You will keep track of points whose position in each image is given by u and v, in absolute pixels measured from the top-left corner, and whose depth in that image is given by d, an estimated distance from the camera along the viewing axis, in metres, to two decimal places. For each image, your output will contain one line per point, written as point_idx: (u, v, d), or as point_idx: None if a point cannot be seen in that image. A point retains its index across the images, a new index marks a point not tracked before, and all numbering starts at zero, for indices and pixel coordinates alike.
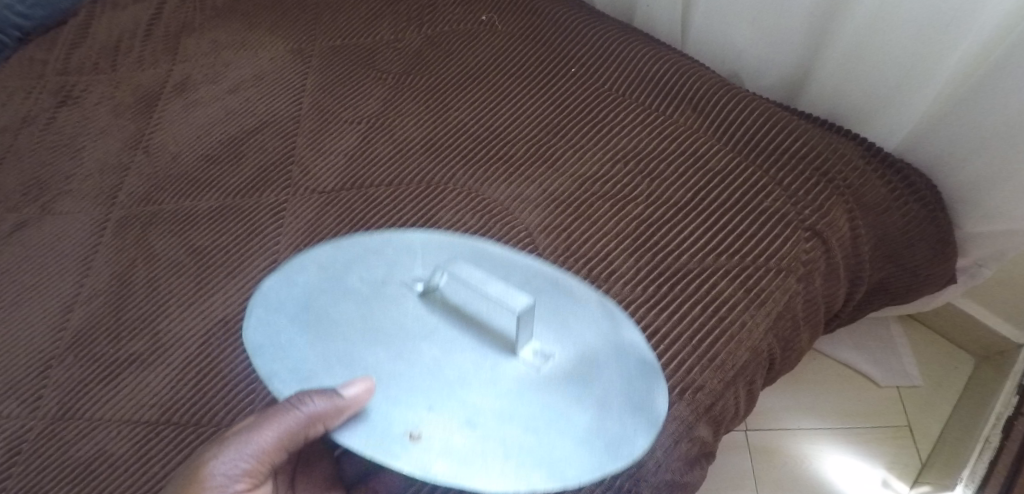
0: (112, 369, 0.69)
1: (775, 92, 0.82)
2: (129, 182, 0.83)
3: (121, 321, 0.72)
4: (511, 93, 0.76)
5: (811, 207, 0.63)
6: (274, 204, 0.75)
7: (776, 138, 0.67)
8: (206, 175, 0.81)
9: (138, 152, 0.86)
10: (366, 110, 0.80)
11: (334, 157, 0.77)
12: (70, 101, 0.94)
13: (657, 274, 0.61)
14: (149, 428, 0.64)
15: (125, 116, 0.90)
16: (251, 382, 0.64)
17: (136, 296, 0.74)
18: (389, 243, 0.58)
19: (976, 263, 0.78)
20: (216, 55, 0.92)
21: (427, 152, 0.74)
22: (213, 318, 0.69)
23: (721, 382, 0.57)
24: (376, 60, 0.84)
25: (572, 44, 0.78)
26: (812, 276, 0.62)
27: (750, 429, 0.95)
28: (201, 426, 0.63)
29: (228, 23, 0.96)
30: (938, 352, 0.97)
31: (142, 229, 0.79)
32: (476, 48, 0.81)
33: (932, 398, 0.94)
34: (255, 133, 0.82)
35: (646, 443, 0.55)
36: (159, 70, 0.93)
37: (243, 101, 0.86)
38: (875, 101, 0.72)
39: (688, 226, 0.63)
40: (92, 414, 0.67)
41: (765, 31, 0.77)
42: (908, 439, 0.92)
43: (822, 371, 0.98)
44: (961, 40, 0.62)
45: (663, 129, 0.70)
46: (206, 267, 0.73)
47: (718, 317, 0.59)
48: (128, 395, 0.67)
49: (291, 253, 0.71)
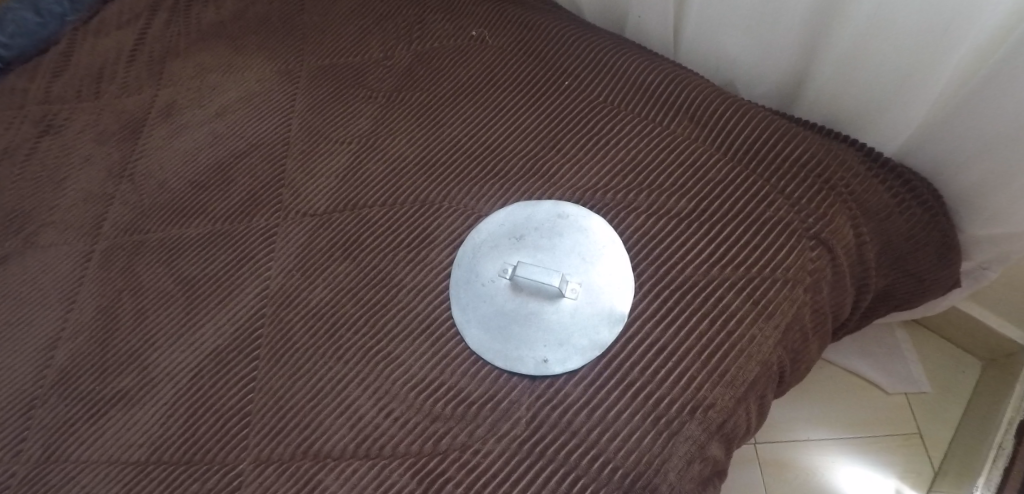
0: (107, 406, 0.68)
1: (769, 100, 0.80)
2: (114, 211, 0.81)
3: (111, 356, 0.70)
4: (506, 108, 0.75)
5: (815, 216, 0.61)
6: (264, 230, 0.73)
7: (775, 148, 0.65)
8: (194, 201, 0.78)
9: (123, 180, 0.83)
10: (357, 129, 0.78)
11: (324, 179, 0.75)
12: (52, 130, 0.92)
13: (661, 287, 0.60)
14: (139, 468, 0.63)
15: (109, 143, 0.88)
16: (246, 416, 0.63)
17: (125, 329, 0.71)
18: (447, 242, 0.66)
19: (980, 266, 0.76)
20: (202, 78, 0.90)
21: (421, 171, 0.72)
22: (206, 349, 0.68)
23: (732, 399, 0.56)
24: (365, 79, 0.82)
25: (565, 57, 0.76)
26: (820, 286, 0.60)
27: (759, 442, 0.93)
28: (194, 464, 0.62)
29: (213, 44, 0.93)
30: (945, 356, 0.95)
31: (128, 260, 0.76)
32: (467, 64, 0.79)
33: (940, 404, 0.92)
34: (244, 156, 0.80)
35: (659, 465, 0.53)
36: (144, 96, 0.91)
37: (231, 124, 0.84)
38: (870, 107, 0.70)
39: (690, 238, 0.61)
40: (89, 453, 0.65)
41: (758, 41, 0.74)
42: (919, 447, 0.90)
43: (830, 380, 0.96)
44: (957, 46, 0.59)
45: (661, 140, 0.67)
46: (195, 296, 0.71)
47: (725, 332, 0.57)
48: (124, 432, 0.65)
49: (284, 279, 0.69)
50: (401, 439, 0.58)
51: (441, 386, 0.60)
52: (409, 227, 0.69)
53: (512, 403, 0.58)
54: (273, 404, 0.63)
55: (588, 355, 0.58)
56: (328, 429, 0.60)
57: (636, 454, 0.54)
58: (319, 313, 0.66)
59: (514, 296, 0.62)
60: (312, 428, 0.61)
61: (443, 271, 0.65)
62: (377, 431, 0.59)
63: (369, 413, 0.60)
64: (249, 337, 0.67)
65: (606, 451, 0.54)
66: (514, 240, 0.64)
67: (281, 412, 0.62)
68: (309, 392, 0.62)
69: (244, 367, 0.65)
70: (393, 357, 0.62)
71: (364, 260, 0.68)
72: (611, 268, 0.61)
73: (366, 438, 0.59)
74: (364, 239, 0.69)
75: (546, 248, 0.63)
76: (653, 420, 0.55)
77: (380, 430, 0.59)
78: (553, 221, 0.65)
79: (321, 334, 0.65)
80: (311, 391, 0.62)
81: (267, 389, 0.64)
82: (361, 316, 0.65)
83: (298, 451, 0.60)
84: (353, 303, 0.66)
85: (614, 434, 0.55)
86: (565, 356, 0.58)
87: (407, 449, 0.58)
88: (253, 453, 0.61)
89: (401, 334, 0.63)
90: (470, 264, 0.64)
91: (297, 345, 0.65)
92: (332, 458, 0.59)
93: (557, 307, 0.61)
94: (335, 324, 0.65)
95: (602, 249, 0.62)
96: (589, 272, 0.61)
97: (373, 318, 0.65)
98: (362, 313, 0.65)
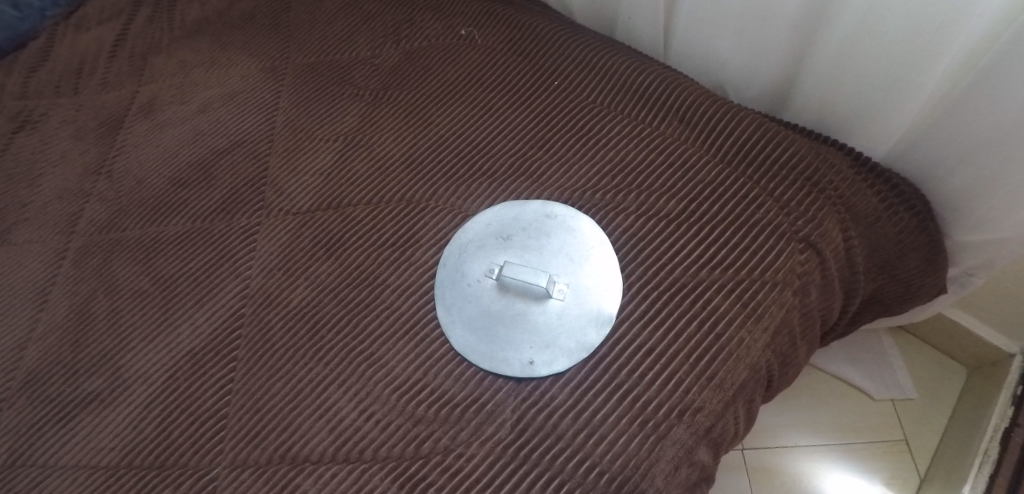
0: (78, 408, 0.65)
1: (758, 103, 0.80)
2: (91, 208, 0.79)
3: (85, 356, 0.68)
4: (494, 108, 0.74)
5: (804, 218, 0.60)
6: (245, 228, 0.71)
7: (765, 150, 0.64)
8: (173, 198, 0.77)
9: (101, 177, 0.81)
10: (343, 127, 0.77)
11: (308, 177, 0.73)
12: (29, 125, 0.90)
13: (650, 288, 0.59)
14: (108, 473, 0.61)
15: (87, 140, 0.86)
16: (222, 418, 0.61)
17: (99, 329, 0.69)
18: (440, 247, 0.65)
19: (965, 272, 0.75)
20: (185, 75, 0.88)
21: (407, 170, 0.71)
22: (182, 350, 0.66)
23: (721, 402, 0.55)
24: (352, 77, 0.81)
25: (555, 58, 0.75)
26: (809, 289, 0.60)
27: (747, 448, 0.93)
28: (166, 468, 0.60)
29: (197, 41, 0.92)
30: (931, 363, 0.95)
31: (103, 259, 0.74)
32: (455, 64, 0.78)
33: (926, 410, 0.92)
34: (226, 153, 0.78)
35: (645, 470, 0.52)
36: (125, 92, 0.89)
37: (213, 121, 0.82)
38: (858, 112, 0.70)
39: (679, 240, 0.61)
40: (59, 456, 0.63)
41: (748, 43, 0.73)
42: (906, 454, 0.90)
43: (817, 386, 0.96)
44: (944, 51, 0.59)
45: (650, 142, 0.67)
46: (173, 296, 0.69)
47: (714, 334, 0.56)
48: (97, 435, 0.64)
49: (265, 278, 0.68)
50: (382, 442, 0.57)
51: (424, 388, 0.59)
52: (394, 226, 0.67)
53: (496, 405, 0.57)
54: (250, 407, 0.61)
55: (575, 357, 0.57)
56: (307, 432, 0.59)
57: (623, 458, 0.53)
58: (300, 313, 0.65)
59: (500, 296, 0.61)
60: (290, 432, 0.59)
61: (428, 271, 0.64)
62: (357, 435, 0.57)
63: (349, 415, 0.58)
64: (227, 338, 0.65)
65: (592, 455, 0.53)
66: (502, 240, 0.63)
67: (258, 415, 0.60)
68: (289, 394, 0.61)
69: (221, 368, 0.64)
70: (375, 358, 0.61)
71: (348, 259, 0.67)
72: (599, 269, 0.60)
73: (345, 441, 0.57)
74: (347, 238, 0.68)
75: (534, 249, 0.62)
76: (640, 424, 0.54)
77: (360, 433, 0.58)
78: (541, 221, 0.64)
79: (302, 334, 0.64)
80: (290, 393, 0.61)
81: (244, 391, 0.62)
82: (344, 316, 0.63)
83: (275, 455, 0.58)
84: (336, 303, 0.64)
85: (600, 438, 0.54)
86: (551, 358, 0.57)
87: (388, 453, 0.56)
88: (228, 457, 0.59)
89: (383, 335, 0.62)
90: (456, 264, 0.63)
91: (277, 346, 0.63)
92: (311, 462, 0.57)
93: (545, 309, 0.59)
94: (317, 325, 0.64)
95: (591, 250, 0.61)
96: (577, 273, 0.60)
97: (355, 319, 0.63)
98: (344, 313, 0.64)
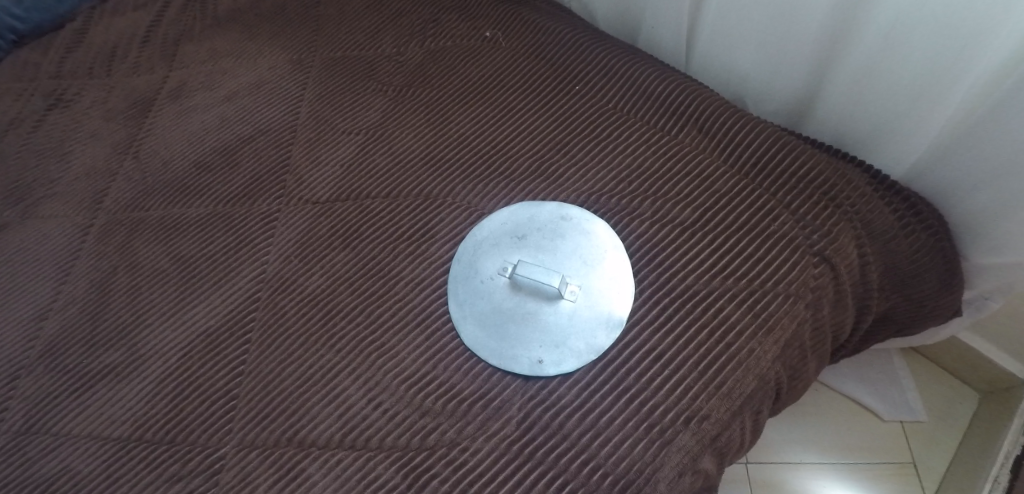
0: (92, 381, 0.67)
1: (778, 117, 0.80)
2: (116, 187, 0.81)
3: (102, 331, 0.70)
4: (514, 109, 0.74)
5: (820, 232, 0.60)
6: (264, 215, 0.73)
7: (783, 162, 0.64)
8: (197, 182, 0.78)
9: (127, 157, 0.83)
10: (365, 120, 0.78)
11: (329, 167, 0.74)
12: (60, 103, 0.91)
13: (661, 295, 0.59)
14: (119, 445, 0.62)
15: (117, 121, 0.87)
16: (232, 399, 0.62)
17: (117, 305, 0.71)
18: (461, 243, 0.65)
19: (982, 295, 0.74)
20: (215, 62, 0.90)
21: (426, 165, 0.72)
22: (197, 331, 0.67)
23: (727, 411, 0.55)
24: (376, 72, 0.82)
25: (577, 63, 0.76)
26: (821, 303, 0.59)
27: (750, 462, 0.92)
28: (174, 444, 0.61)
29: (228, 30, 0.93)
30: (943, 386, 0.94)
31: (126, 237, 0.76)
32: (478, 64, 0.79)
33: (937, 434, 0.91)
34: (251, 141, 0.80)
35: (649, 475, 0.52)
36: (156, 76, 0.91)
37: (239, 110, 0.83)
38: (880, 130, 0.69)
39: (694, 247, 0.61)
40: (72, 426, 0.65)
41: (771, 57, 0.73)
42: (913, 477, 0.89)
43: (826, 403, 0.95)
44: (967, 73, 0.59)
45: (668, 150, 0.67)
46: (190, 277, 0.71)
47: (724, 343, 0.56)
48: (109, 407, 0.65)
49: (281, 265, 0.69)
50: (389, 431, 0.57)
51: (433, 380, 0.59)
52: (410, 221, 0.68)
53: (504, 402, 0.57)
54: (259, 390, 0.62)
55: (584, 359, 0.57)
56: (315, 417, 0.59)
57: (627, 462, 0.53)
58: (314, 301, 0.66)
59: (512, 294, 0.61)
60: (298, 417, 0.60)
61: (441, 266, 0.65)
62: (364, 423, 0.58)
63: (358, 403, 0.59)
64: (241, 321, 0.66)
65: (597, 457, 0.53)
66: (516, 239, 0.64)
67: (268, 398, 0.61)
68: (298, 379, 0.62)
69: (234, 350, 0.65)
70: (384, 349, 0.61)
71: (364, 250, 0.67)
72: (611, 272, 0.60)
73: (353, 428, 0.58)
74: (363, 230, 0.69)
75: (548, 249, 0.62)
76: (647, 428, 0.54)
77: (367, 422, 0.58)
78: (556, 223, 0.64)
79: (314, 321, 0.64)
80: (300, 378, 0.62)
81: (254, 374, 0.63)
82: (358, 305, 0.64)
83: (282, 439, 0.59)
84: (349, 292, 0.65)
85: (606, 440, 0.54)
86: (560, 358, 0.57)
87: (394, 443, 0.57)
88: (237, 437, 0.60)
89: (394, 326, 0.62)
90: (470, 260, 0.64)
91: (289, 333, 0.64)
92: (317, 447, 0.58)
93: (555, 309, 0.60)
94: (330, 313, 0.65)
95: (604, 253, 0.61)
96: (588, 276, 0.61)
97: (369, 308, 0.64)
98: (357, 303, 0.64)
